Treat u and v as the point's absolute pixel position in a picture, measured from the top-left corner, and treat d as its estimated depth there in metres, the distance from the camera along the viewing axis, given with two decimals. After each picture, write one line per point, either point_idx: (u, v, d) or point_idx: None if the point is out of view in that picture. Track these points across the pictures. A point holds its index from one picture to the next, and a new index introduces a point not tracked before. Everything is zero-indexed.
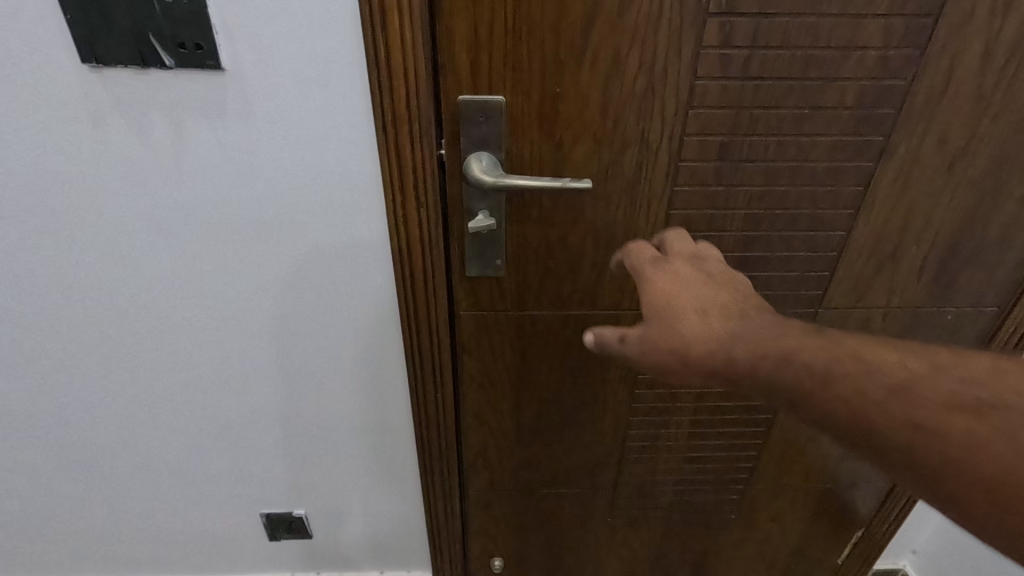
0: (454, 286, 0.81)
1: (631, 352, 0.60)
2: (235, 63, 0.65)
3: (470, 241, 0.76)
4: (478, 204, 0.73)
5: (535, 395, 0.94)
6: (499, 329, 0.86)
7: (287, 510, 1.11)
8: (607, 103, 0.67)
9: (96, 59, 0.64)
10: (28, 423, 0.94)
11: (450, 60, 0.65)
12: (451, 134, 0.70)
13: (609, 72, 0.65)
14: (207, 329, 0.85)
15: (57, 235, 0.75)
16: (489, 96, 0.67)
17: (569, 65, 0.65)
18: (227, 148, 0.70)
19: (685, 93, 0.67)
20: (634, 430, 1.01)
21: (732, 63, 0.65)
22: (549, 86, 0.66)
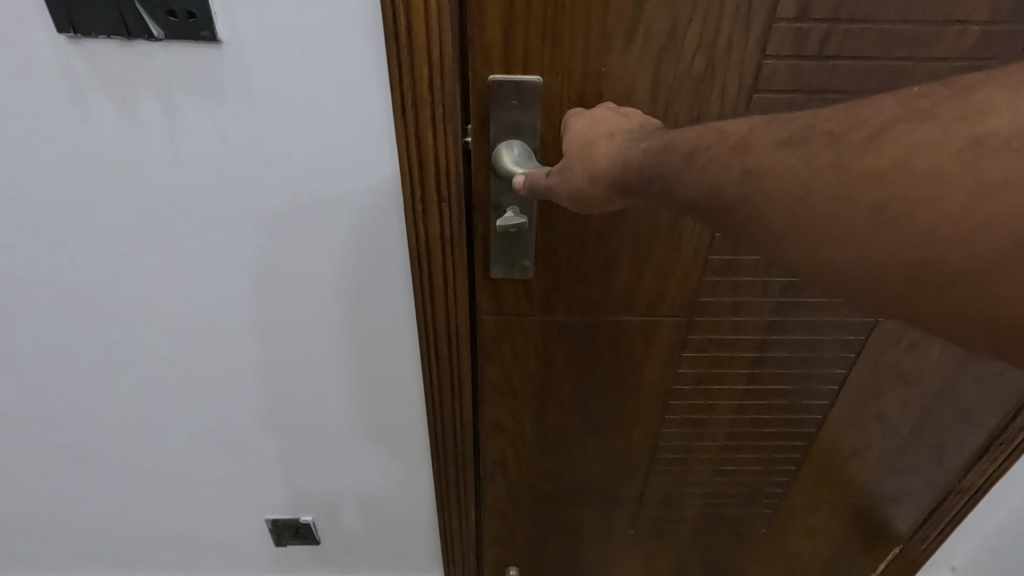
0: (476, 287, 0.74)
1: (550, 187, 0.56)
2: (233, 34, 0.57)
3: (496, 239, 0.68)
4: (507, 199, 0.65)
5: (560, 403, 0.87)
6: (524, 333, 0.78)
7: (294, 515, 1.07)
8: (658, 85, 0.58)
9: (75, 29, 0.56)
10: (22, 422, 0.89)
11: (479, 33, 0.57)
12: (479, 119, 0.61)
13: (663, 49, 0.56)
14: (208, 328, 0.80)
15: (42, 226, 0.69)
16: (524, 76, 0.58)
17: (617, 40, 0.56)
18: (225, 131, 0.63)
19: (749, 74, 0.58)
20: (664, 441, 0.94)
21: (807, 39, 0.56)
22: (592, 65, 0.58)
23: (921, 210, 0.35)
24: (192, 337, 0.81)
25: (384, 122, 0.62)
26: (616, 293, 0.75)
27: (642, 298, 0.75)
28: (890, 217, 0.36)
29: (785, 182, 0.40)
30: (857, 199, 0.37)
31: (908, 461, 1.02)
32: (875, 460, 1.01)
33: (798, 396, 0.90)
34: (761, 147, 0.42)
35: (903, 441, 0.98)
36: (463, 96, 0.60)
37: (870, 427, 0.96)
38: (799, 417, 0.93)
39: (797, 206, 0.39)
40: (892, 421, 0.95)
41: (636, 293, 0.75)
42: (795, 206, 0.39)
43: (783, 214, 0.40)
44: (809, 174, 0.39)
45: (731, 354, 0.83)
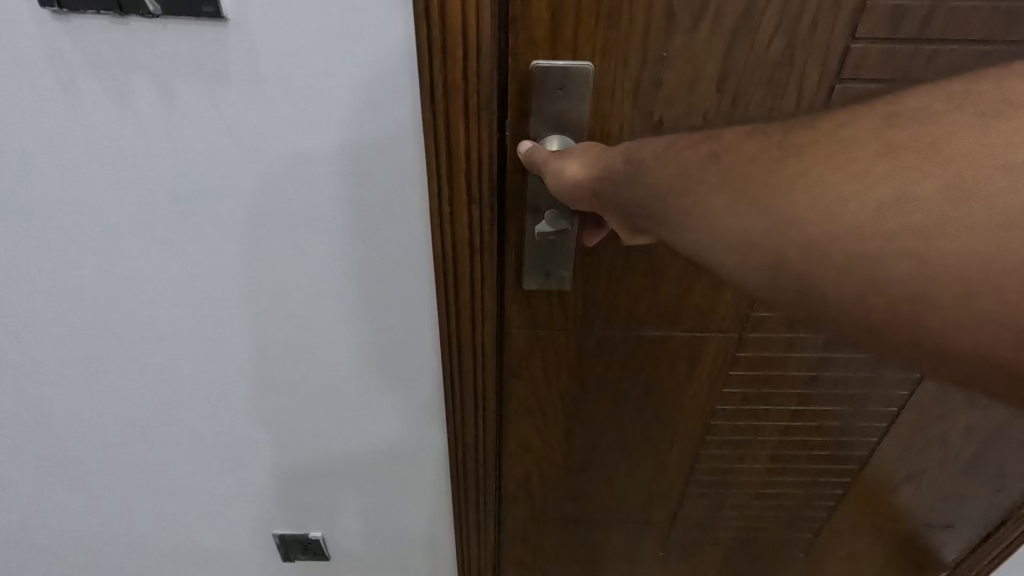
0: (506, 299, 0.67)
1: (547, 169, 0.50)
2: (240, 11, 0.51)
3: (531, 245, 0.62)
4: (547, 201, 0.58)
5: (591, 422, 0.80)
6: (558, 348, 0.72)
7: (303, 530, 1.02)
8: (726, 73, 0.52)
9: (62, 4, 0.50)
10: (18, 430, 0.84)
11: (523, 11, 0.50)
12: (518, 110, 0.54)
13: (736, 31, 0.50)
14: (214, 335, 0.74)
15: (33, 225, 0.63)
16: (573, 62, 0.52)
17: (682, 20, 0.50)
18: (231, 122, 0.56)
19: (834, 60, 0.52)
20: (703, 463, 0.87)
21: (903, 20, 0.50)
22: (653, 49, 0.51)
23: (835, 175, 0.33)
24: (196, 345, 0.75)
25: (410, 114, 0.55)
26: (661, 308, 0.68)
27: (690, 314, 0.68)
28: (805, 183, 0.33)
29: (722, 160, 0.36)
30: (785, 171, 0.34)
31: (963, 487, 0.93)
32: (929, 485, 0.93)
33: (852, 419, 0.82)
34: (725, 135, 0.38)
35: (965, 466, 0.90)
36: (500, 84, 0.53)
37: (928, 451, 0.88)
38: (850, 441, 0.86)
39: (732, 180, 0.35)
40: (954, 445, 0.87)
41: (683, 309, 0.68)
42: (727, 180, 0.35)
43: (713, 190, 0.36)
44: (740, 152, 0.36)
45: (783, 373, 0.75)
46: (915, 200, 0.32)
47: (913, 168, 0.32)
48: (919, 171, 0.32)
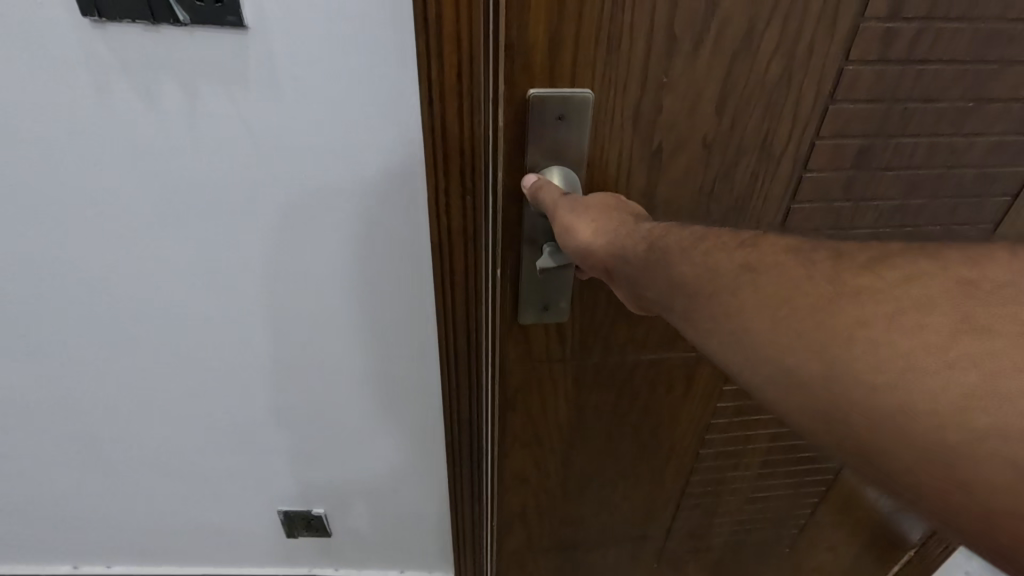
0: (503, 332, 0.68)
1: (561, 220, 0.50)
2: (259, 20, 0.56)
3: (526, 279, 0.62)
4: (544, 235, 0.59)
5: (587, 444, 0.82)
6: (554, 381, 0.73)
7: (307, 507, 1.07)
8: (726, 97, 0.54)
9: (99, 12, 0.54)
10: (43, 407, 0.90)
11: (518, 35, 0.49)
12: (514, 139, 0.54)
13: (738, 53, 0.51)
14: (227, 321, 0.79)
15: (65, 213, 0.68)
16: (571, 90, 0.52)
17: (684, 43, 0.50)
18: (247, 119, 0.61)
19: (828, 82, 0.54)
20: (696, 476, 0.90)
21: (892, 42, 0.52)
22: (654, 74, 0.52)
23: (902, 338, 0.29)
24: (210, 328, 0.80)
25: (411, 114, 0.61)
26: (658, 333, 0.71)
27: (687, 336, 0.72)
28: (866, 336, 0.30)
29: (763, 277, 0.34)
30: (838, 313, 0.31)
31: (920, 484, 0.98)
32: None
33: None
34: (767, 245, 0.36)
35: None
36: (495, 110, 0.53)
37: None
38: None
39: (775, 304, 0.33)
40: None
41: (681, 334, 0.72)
42: (766, 304, 0.33)
43: (752, 310, 0.34)
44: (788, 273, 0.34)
45: None
46: (1013, 400, 0.26)
47: (1005, 355, 0.27)
48: (1012, 362, 0.27)
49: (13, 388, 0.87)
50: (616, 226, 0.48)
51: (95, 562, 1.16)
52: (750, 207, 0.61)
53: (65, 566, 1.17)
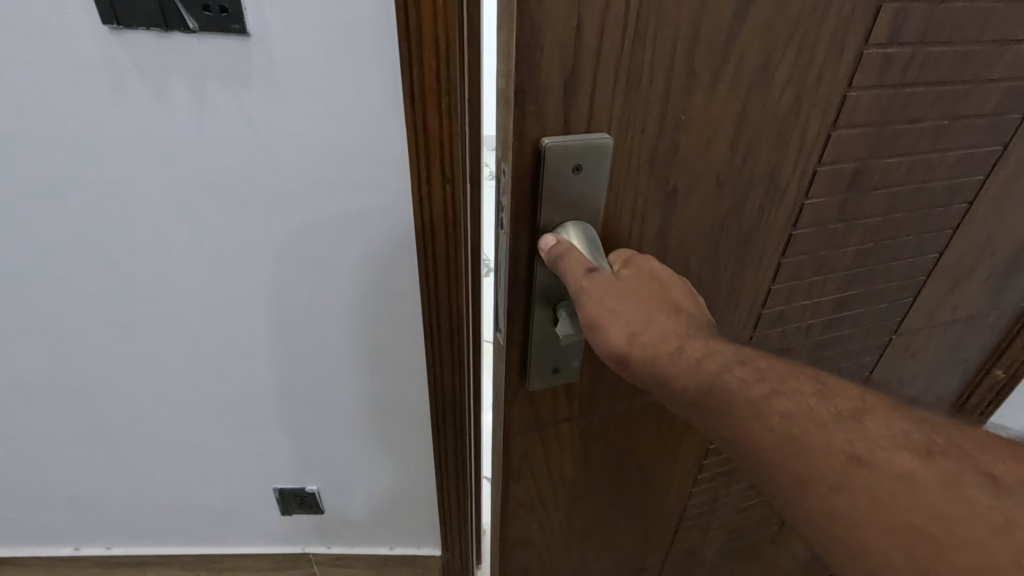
0: (510, 402, 0.65)
1: (592, 314, 0.48)
2: (261, 29, 0.62)
3: (537, 332, 0.58)
4: (551, 293, 0.55)
5: (589, 495, 0.82)
6: (558, 444, 0.72)
7: (300, 485, 1.13)
8: (739, 132, 0.50)
9: (118, 21, 0.61)
10: (53, 389, 0.96)
11: (531, 82, 0.42)
12: (524, 190, 0.49)
13: (751, 90, 0.48)
14: (230, 305, 0.86)
15: (81, 203, 0.74)
16: (588, 134, 0.46)
17: (704, 81, 0.46)
18: (249, 116, 0.68)
19: (833, 110, 0.52)
20: (695, 499, 0.96)
21: (890, 67, 0.51)
22: (673, 114, 0.47)
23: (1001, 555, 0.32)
24: (212, 311, 0.87)
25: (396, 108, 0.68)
26: None
27: None
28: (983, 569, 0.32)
29: (861, 465, 0.37)
30: (933, 516, 0.34)
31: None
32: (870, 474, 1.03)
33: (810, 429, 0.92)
34: (864, 421, 0.39)
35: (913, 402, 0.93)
36: (502, 162, 0.48)
37: None
38: None
39: (861, 490, 0.36)
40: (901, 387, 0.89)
41: None
42: (853, 489, 0.37)
43: (842, 493, 0.37)
44: (887, 466, 0.36)
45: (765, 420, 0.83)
46: None
47: None
48: None
49: (24, 371, 0.93)
50: (653, 327, 0.47)
51: (97, 544, 1.21)
52: (758, 237, 0.60)
53: (65, 549, 1.21)
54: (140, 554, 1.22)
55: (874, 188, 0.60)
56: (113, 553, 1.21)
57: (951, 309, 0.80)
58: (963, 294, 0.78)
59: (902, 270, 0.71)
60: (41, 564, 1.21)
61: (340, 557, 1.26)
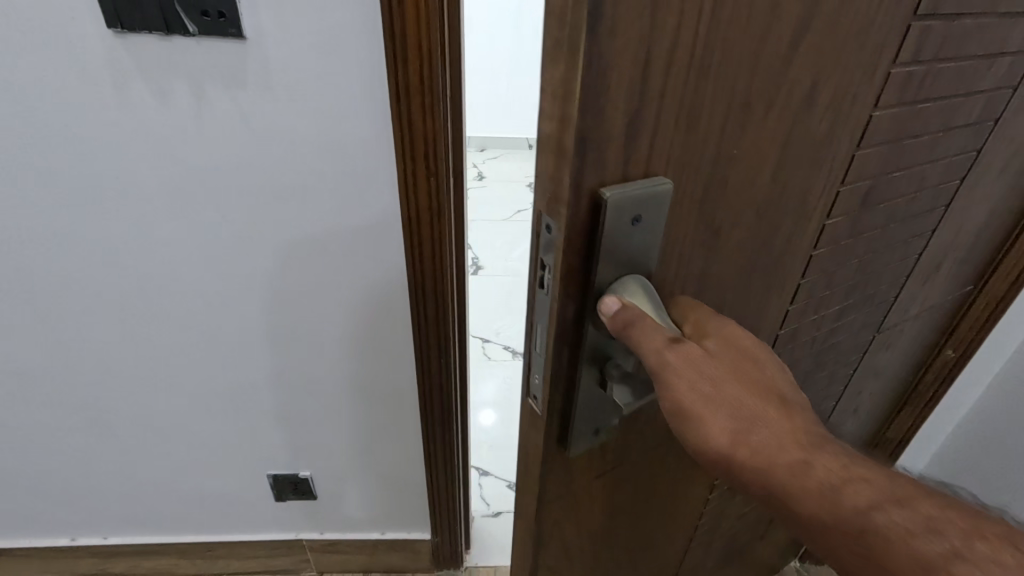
0: (545, 478, 0.49)
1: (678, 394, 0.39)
2: (255, 31, 0.67)
3: (582, 410, 0.45)
4: (600, 354, 0.43)
5: (613, 545, 0.67)
6: (592, 498, 0.56)
7: (293, 470, 1.17)
8: (781, 162, 0.44)
9: (123, 25, 0.65)
10: (52, 380, 0.99)
11: (594, 127, 0.32)
12: (576, 247, 0.37)
13: (795, 116, 0.42)
14: (225, 295, 0.90)
15: (83, 198, 0.78)
16: (647, 179, 0.37)
17: (757, 108, 0.39)
18: (246, 114, 0.72)
19: (859, 130, 0.47)
20: (701, 518, 0.86)
21: (910, 84, 0.48)
22: (723, 148, 0.39)
23: None
24: (208, 301, 0.90)
25: (382, 107, 0.72)
26: None
27: None
28: None
29: None
30: None
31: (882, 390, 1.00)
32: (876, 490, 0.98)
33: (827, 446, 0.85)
34: None
35: (888, 375, 0.95)
36: (545, 217, 0.36)
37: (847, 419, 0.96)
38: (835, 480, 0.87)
39: None
40: (882, 366, 0.90)
41: None
42: None
43: None
44: None
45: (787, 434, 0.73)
46: None
47: None
48: None
49: (24, 362, 0.96)
50: (756, 420, 0.39)
51: (94, 534, 1.24)
52: (784, 265, 0.54)
53: (62, 539, 1.24)
54: (136, 543, 1.25)
55: (882, 202, 0.57)
56: (110, 542, 1.25)
57: (920, 300, 0.81)
58: (931, 286, 0.80)
59: (891, 274, 0.69)
60: (39, 553, 1.24)
61: (332, 543, 1.30)
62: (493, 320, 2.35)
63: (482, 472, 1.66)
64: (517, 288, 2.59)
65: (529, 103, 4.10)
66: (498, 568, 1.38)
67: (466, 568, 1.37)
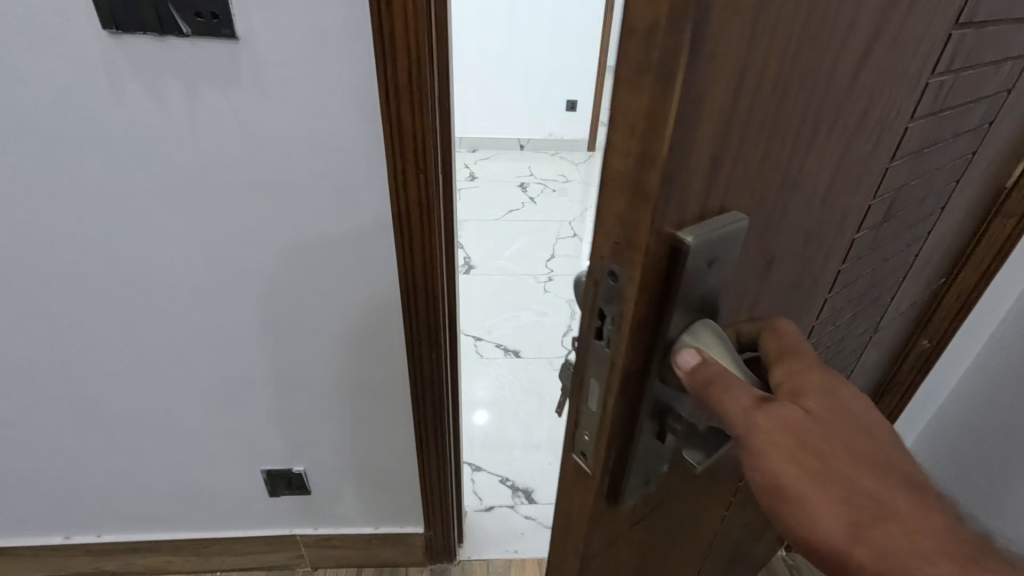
0: (592, 534, 0.44)
1: (768, 459, 0.36)
2: (249, 32, 0.68)
3: (638, 465, 0.41)
4: (660, 406, 0.39)
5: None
6: (631, 543, 0.52)
7: (287, 465, 1.18)
8: (834, 182, 0.42)
9: (118, 26, 0.67)
10: (46, 377, 1.00)
11: (682, 162, 0.28)
12: (649, 299, 0.33)
13: (851, 136, 0.40)
14: (219, 292, 0.91)
15: (78, 196, 0.79)
16: (723, 217, 0.33)
17: (824, 131, 0.37)
18: (239, 112, 0.74)
19: (895, 144, 0.47)
20: (724, 543, 0.82)
21: (940, 93, 0.48)
22: (789, 173, 0.37)
23: None
24: (201, 298, 0.92)
25: (372, 105, 0.74)
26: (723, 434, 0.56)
27: None
28: None
29: None
30: None
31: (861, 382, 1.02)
32: None
33: None
34: None
35: (877, 368, 0.97)
36: (610, 265, 0.32)
37: None
38: None
39: None
40: (872, 360, 0.92)
41: None
42: None
43: None
44: None
45: None
46: None
47: None
48: None
49: (18, 360, 0.97)
50: (873, 503, 0.35)
51: (87, 532, 1.24)
52: (820, 283, 0.52)
53: (56, 538, 1.24)
54: (130, 540, 1.26)
55: (899, 209, 0.57)
56: (103, 540, 1.25)
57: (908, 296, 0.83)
58: (920, 281, 0.83)
59: (891, 276, 0.70)
60: (33, 551, 1.25)
61: (326, 538, 1.31)
62: (484, 318, 2.37)
63: (474, 467, 1.67)
64: (510, 287, 2.61)
65: (520, 103, 4.13)
66: (491, 561, 1.41)
67: (459, 562, 1.40)
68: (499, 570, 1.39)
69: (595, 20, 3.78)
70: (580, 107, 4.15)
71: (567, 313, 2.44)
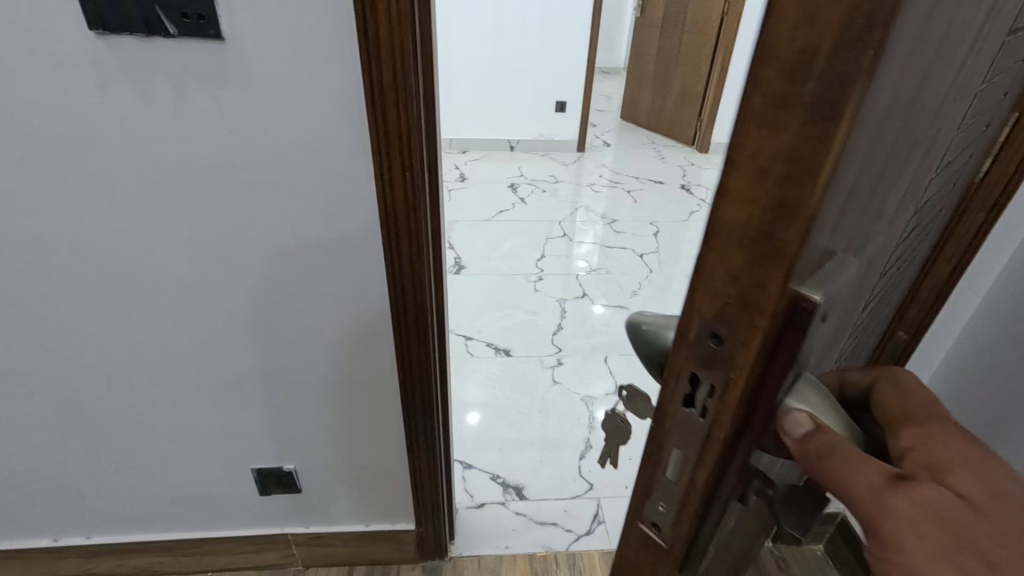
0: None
1: (910, 549, 0.31)
2: (235, 33, 0.69)
3: (722, 528, 0.38)
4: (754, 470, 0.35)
5: None
6: None
7: (277, 463, 1.18)
8: (912, 204, 0.38)
9: (104, 27, 0.67)
10: (34, 378, 1.00)
11: (831, 204, 0.25)
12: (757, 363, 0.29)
13: (935, 155, 0.36)
14: (207, 291, 0.92)
15: (65, 195, 0.80)
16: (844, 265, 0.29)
17: (923, 153, 0.33)
18: (226, 112, 0.75)
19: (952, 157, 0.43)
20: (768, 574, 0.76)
21: (988, 100, 0.45)
22: (891, 202, 0.33)
23: None
24: (190, 297, 0.92)
25: (358, 105, 0.75)
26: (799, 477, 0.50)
27: None
28: None
29: None
30: None
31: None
32: None
33: None
34: None
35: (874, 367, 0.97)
36: (712, 326, 0.30)
37: None
38: None
39: None
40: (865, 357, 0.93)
41: None
42: None
43: None
44: None
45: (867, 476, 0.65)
46: None
47: None
48: None
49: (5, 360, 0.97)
50: None
51: (77, 534, 1.24)
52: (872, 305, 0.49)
53: (44, 539, 1.24)
54: (120, 541, 1.26)
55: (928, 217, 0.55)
56: (93, 542, 1.25)
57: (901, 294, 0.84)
58: (911, 278, 0.83)
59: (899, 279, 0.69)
60: (21, 553, 1.24)
61: (317, 537, 1.32)
62: (475, 318, 2.38)
63: (465, 465, 1.69)
64: (501, 287, 2.62)
65: (509, 103, 4.14)
66: (482, 558, 1.42)
67: (451, 559, 1.41)
68: (491, 566, 1.40)
69: (584, 20, 3.81)
70: (570, 108, 4.18)
71: (557, 311, 2.46)
